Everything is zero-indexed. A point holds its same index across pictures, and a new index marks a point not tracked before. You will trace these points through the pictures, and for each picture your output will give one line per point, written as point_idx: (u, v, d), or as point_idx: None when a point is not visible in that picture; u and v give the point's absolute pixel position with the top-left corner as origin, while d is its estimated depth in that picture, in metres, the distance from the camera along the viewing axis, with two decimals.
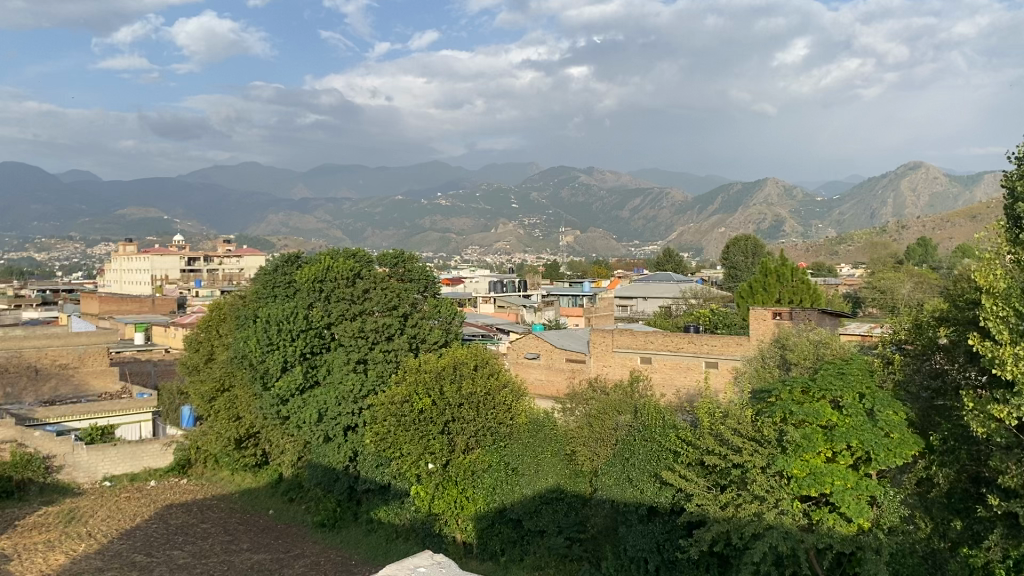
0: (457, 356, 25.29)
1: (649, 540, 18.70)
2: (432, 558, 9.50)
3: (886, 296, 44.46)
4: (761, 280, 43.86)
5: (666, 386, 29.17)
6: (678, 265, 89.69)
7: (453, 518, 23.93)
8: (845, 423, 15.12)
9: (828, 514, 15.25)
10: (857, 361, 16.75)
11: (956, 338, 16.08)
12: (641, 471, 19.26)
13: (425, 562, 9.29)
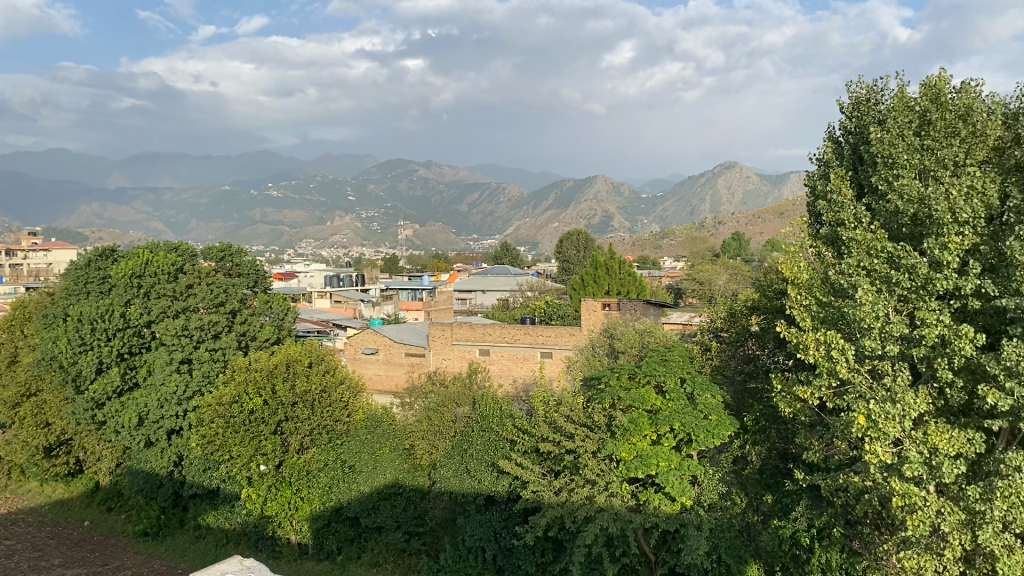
0: (290, 353, 24.56)
1: (487, 529, 19.05)
2: (241, 563, 9.20)
3: (706, 287, 47.20)
4: (591, 273, 45.36)
5: (503, 377, 29.72)
6: (513, 258, 91.19)
7: (287, 519, 23.30)
8: (668, 407, 15.94)
9: (654, 494, 16.16)
10: (678, 348, 17.65)
11: (766, 325, 17.68)
12: (477, 462, 19.46)
13: (233, 568, 8.99)
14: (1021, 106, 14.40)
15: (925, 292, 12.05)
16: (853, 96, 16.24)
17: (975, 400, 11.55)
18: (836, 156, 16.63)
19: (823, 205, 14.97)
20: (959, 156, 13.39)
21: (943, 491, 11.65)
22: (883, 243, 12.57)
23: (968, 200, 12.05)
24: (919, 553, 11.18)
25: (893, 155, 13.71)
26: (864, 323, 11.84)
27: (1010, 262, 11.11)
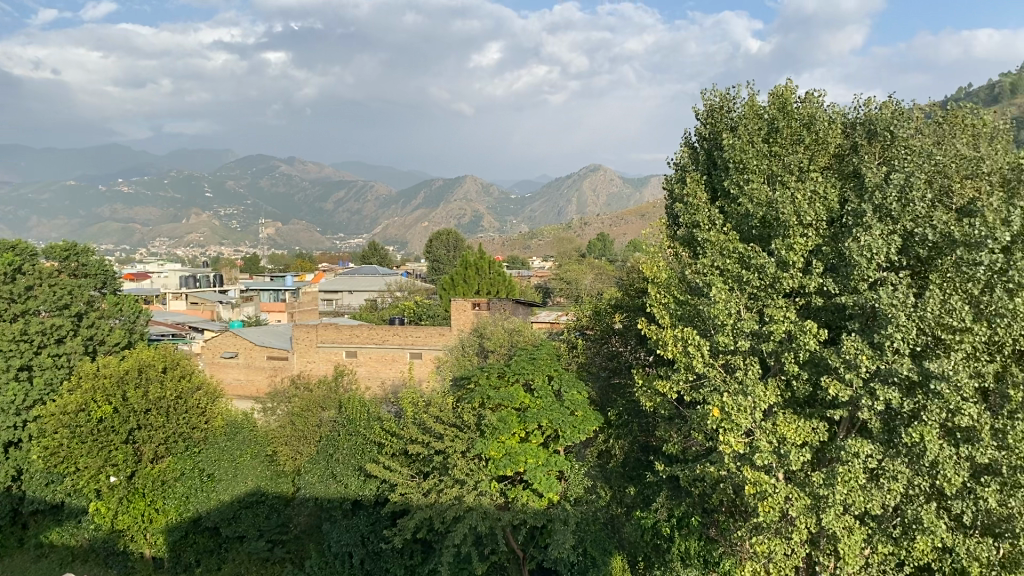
0: (142, 358, 23.31)
1: (354, 534, 18.75)
2: None
3: (573, 286, 48.17)
4: (461, 272, 45.33)
5: (371, 379, 29.31)
6: (382, 258, 90.06)
7: (140, 532, 22.11)
8: (537, 405, 16.10)
9: (522, 491, 16.25)
10: (546, 346, 18.02)
11: (629, 323, 18.30)
12: (344, 466, 19.04)
13: None
14: (858, 117, 15.58)
15: (774, 290, 12.71)
16: (708, 104, 17.02)
17: (818, 391, 12.31)
18: (692, 161, 17.37)
19: (681, 207, 15.60)
20: (803, 161, 14.24)
21: (791, 478, 12.35)
22: (735, 244, 13.19)
23: (811, 204, 12.82)
24: (769, 538, 11.82)
25: (744, 161, 14.38)
26: (718, 320, 12.28)
27: (848, 262, 11.89)
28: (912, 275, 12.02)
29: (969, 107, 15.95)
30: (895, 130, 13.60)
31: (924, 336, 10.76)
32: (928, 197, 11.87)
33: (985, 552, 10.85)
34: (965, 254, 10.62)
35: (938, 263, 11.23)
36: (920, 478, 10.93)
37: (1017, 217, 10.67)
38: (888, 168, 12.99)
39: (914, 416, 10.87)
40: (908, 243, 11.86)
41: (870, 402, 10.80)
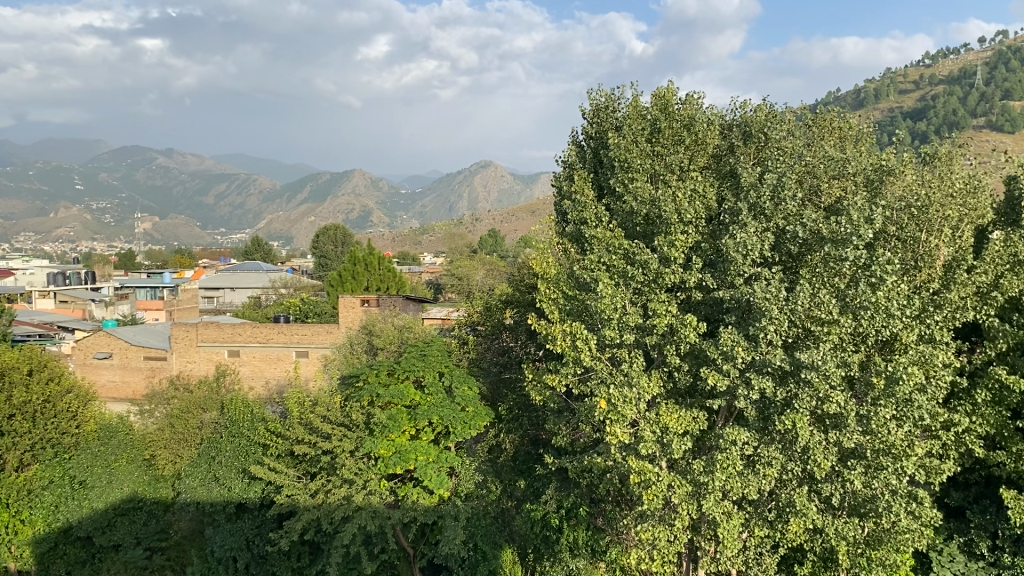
0: (4, 360, 21.73)
1: (238, 538, 18.00)
2: None
3: (464, 282, 48.15)
4: (349, 269, 44.57)
5: (255, 379, 28.50)
6: (267, 254, 87.63)
7: (4, 545, 20.79)
8: (426, 401, 16.11)
9: (412, 488, 16.14)
10: (436, 342, 17.97)
11: (519, 319, 18.70)
12: (227, 469, 18.41)
13: None
14: (735, 118, 16.27)
15: (657, 285, 13.07)
16: (594, 103, 17.33)
17: (699, 382, 12.75)
18: (579, 159, 17.68)
19: (569, 204, 15.88)
20: (684, 161, 14.74)
21: (673, 467, 12.76)
22: (620, 240, 13.51)
23: (691, 202, 13.29)
24: (653, 525, 12.13)
25: (628, 160, 14.73)
26: (605, 314, 12.45)
27: (725, 258, 12.38)
28: (785, 270, 12.62)
29: (836, 111, 16.87)
30: (769, 133, 14.34)
31: (796, 328, 11.33)
32: (798, 196, 12.55)
33: (851, 531, 11.54)
34: (833, 251, 11.24)
35: (808, 259, 11.84)
36: (793, 463, 11.50)
37: (878, 216, 11.37)
38: (762, 168, 13.65)
39: (787, 404, 11.43)
40: (781, 239, 12.46)
41: (746, 391, 11.28)
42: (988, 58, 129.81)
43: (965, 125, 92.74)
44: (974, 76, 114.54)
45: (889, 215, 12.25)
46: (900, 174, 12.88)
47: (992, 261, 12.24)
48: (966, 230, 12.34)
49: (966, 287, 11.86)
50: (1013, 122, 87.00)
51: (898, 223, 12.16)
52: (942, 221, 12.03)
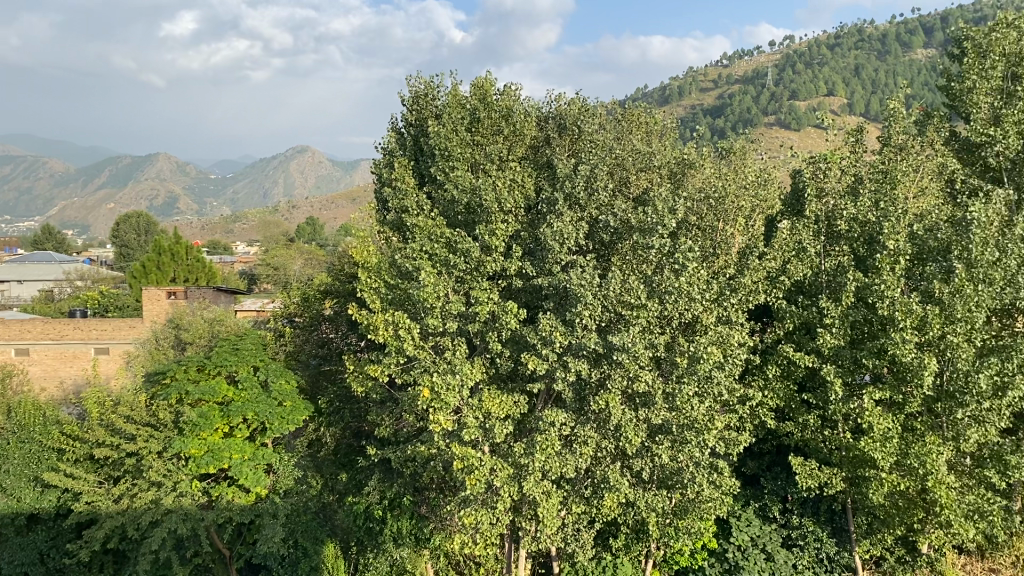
0: None
1: (30, 552, 16.56)
2: None
3: (280, 271, 46.55)
4: (153, 258, 41.93)
5: (47, 379, 26.22)
6: (59, 243, 80.60)
7: None
8: (240, 397, 15.39)
9: (227, 488, 15.36)
10: (251, 334, 17.28)
11: (339, 309, 18.48)
12: (15, 477, 16.84)
13: None
14: (550, 111, 16.70)
15: (478, 273, 13.17)
16: (413, 91, 17.22)
17: (519, 367, 13.01)
18: (399, 146, 17.55)
19: (389, 192, 15.70)
20: (503, 151, 14.99)
21: (494, 451, 12.98)
22: (441, 229, 13.49)
23: (510, 192, 13.59)
24: (476, 509, 12.26)
25: (448, 148, 14.72)
26: (427, 303, 12.36)
27: (543, 246, 12.70)
28: (598, 258, 13.15)
29: (643, 107, 17.75)
30: (582, 126, 14.93)
31: (609, 312, 11.77)
32: (609, 187, 13.15)
33: (659, 503, 12.30)
34: (641, 239, 11.90)
35: (620, 247, 12.41)
36: (607, 440, 12.05)
37: (682, 206, 12.10)
38: (575, 160, 14.16)
39: (601, 385, 11.90)
40: (594, 228, 12.99)
41: (564, 374, 11.59)
42: (775, 61, 141.15)
43: (757, 121, 100.23)
44: (764, 77, 124.07)
45: (691, 205, 13.08)
46: (700, 166, 13.73)
47: (782, 248, 13.23)
48: (758, 220, 13.39)
49: (758, 272, 12.83)
50: (798, 120, 95.08)
51: (699, 213, 13.01)
52: (736, 212, 13.00)
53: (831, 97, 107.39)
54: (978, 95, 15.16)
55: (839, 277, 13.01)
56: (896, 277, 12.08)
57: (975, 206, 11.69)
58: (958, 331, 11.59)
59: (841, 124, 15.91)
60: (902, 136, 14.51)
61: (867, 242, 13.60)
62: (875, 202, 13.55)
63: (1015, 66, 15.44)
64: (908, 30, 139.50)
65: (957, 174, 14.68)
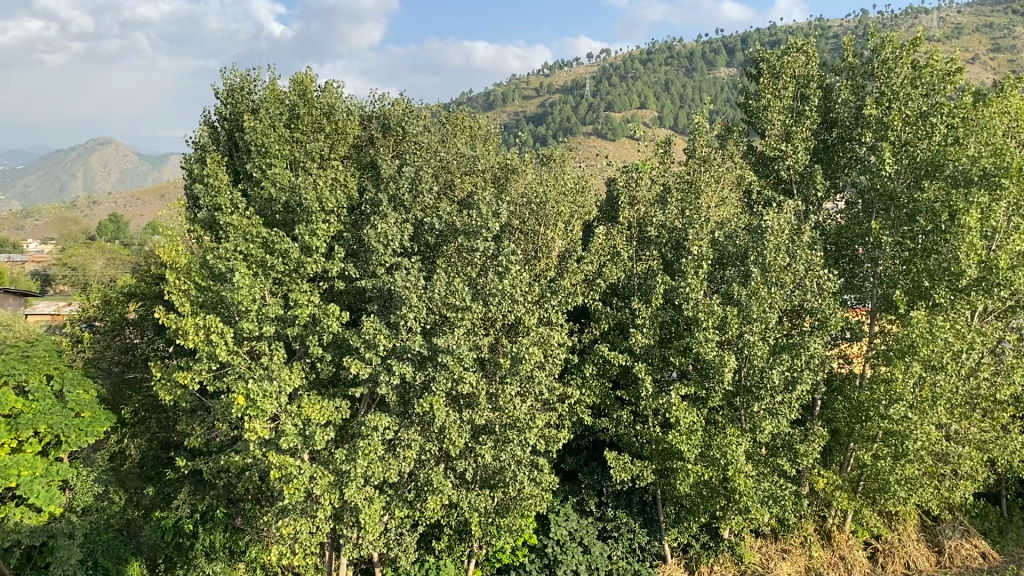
0: None
1: None
2: None
3: (78, 272, 43.11)
4: None
5: None
6: None
7: None
8: (31, 409, 13.96)
9: (13, 509, 13.30)
10: (42, 341, 15.75)
11: (145, 313, 17.40)
12: None
13: None
14: (374, 110, 16.51)
15: (297, 275, 12.72)
16: (227, 83, 16.37)
17: (341, 371, 12.72)
18: (212, 141, 16.67)
19: (200, 188, 14.82)
20: (324, 149, 14.65)
21: (314, 458, 12.61)
22: (257, 229, 12.89)
23: (332, 191, 13.28)
24: (295, 519, 11.86)
25: (265, 144, 14.09)
26: (242, 306, 11.76)
27: (366, 248, 12.47)
28: (423, 260, 13.11)
29: (467, 111, 17.92)
30: (406, 127, 14.93)
31: (433, 315, 11.74)
32: (433, 190, 13.20)
33: (483, 503, 12.47)
34: (465, 242, 11.99)
35: (444, 250, 12.50)
36: (430, 443, 12.00)
37: (504, 210, 12.29)
38: (400, 162, 14.06)
39: (425, 388, 11.82)
40: (418, 230, 12.97)
41: (387, 377, 11.40)
42: (592, 73, 146.85)
43: (577, 129, 103.58)
44: (583, 88, 128.81)
45: (514, 209, 13.33)
46: (522, 171, 13.99)
47: (598, 252, 13.84)
48: (576, 225, 13.86)
49: (576, 275, 13.27)
50: (614, 131, 99.24)
51: (521, 217, 13.29)
52: (556, 217, 13.36)
53: (643, 109, 113.06)
54: (772, 113, 16.46)
55: (650, 280, 13.70)
56: (700, 280, 12.84)
57: (769, 215, 12.68)
58: (754, 330, 12.52)
59: (653, 135, 16.73)
60: (706, 148, 15.47)
61: (675, 247, 14.52)
62: (681, 210, 14.40)
63: (803, 87, 16.83)
64: (711, 50, 149.39)
65: (754, 185, 15.86)
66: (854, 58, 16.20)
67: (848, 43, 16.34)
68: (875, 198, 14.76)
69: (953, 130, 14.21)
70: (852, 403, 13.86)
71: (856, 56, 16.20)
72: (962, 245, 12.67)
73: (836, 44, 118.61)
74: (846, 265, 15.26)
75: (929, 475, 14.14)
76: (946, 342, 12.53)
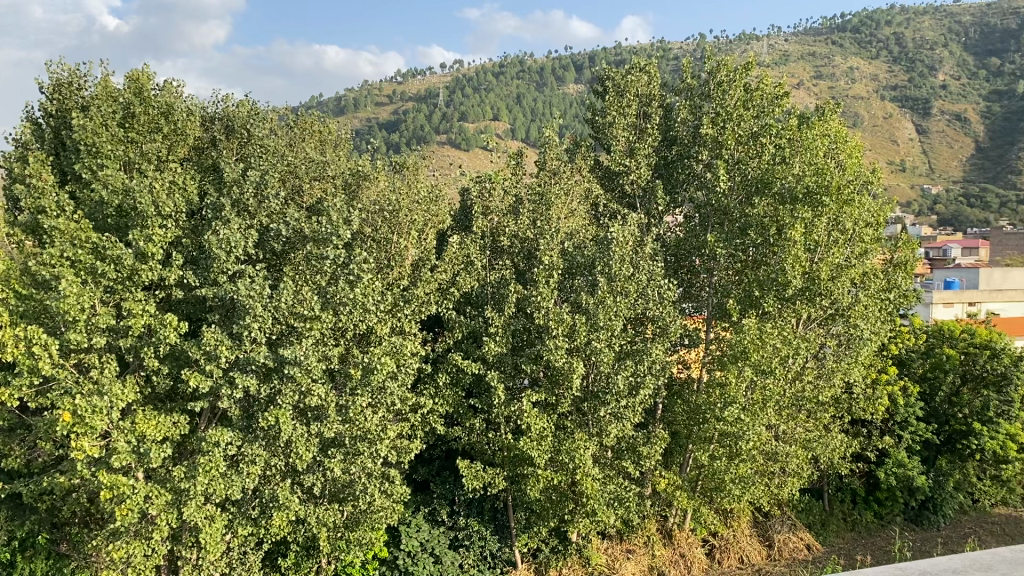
0: None
1: None
2: None
3: None
4: None
5: None
6: None
7: None
8: None
9: None
10: None
11: None
12: None
13: None
14: (216, 112, 15.82)
15: (131, 283, 12.03)
16: (53, 77, 15.18)
17: (179, 385, 12.08)
18: (36, 138, 15.43)
19: (22, 189, 13.66)
20: (163, 151, 13.89)
21: (149, 477, 11.89)
22: (87, 233, 11.96)
23: (170, 194, 12.58)
24: (127, 542, 11.18)
25: (97, 144, 13.08)
26: (69, 317, 10.93)
27: (207, 255, 11.92)
28: (268, 268, 12.75)
29: (315, 116, 17.49)
30: (252, 130, 14.47)
31: (280, 325, 11.39)
32: (279, 196, 12.85)
33: (331, 518, 12.16)
34: (314, 249, 11.75)
35: (291, 257, 12.20)
36: (276, 458, 11.58)
37: (355, 218, 12.14)
38: (245, 165, 13.56)
39: (270, 400, 11.45)
40: (264, 237, 12.59)
41: (229, 391, 10.93)
42: (445, 83, 147.40)
43: (430, 138, 103.41)
44: (436, 98, 129.12)
45: (365, 216, 13.10)
46: (374, 179, 13.79)
47: (451, 261, 13.77)
48: (429, 233, 13.79)
49: (429, 283, 13.32)
50: (467, 141, 100.57)
51: (373, 225, 13.08)
52: (409, 225, 13.24)
53: (496, 121, 114.74)
54: (617, 129, 17.08)
55: (502, 289, 13.86)
56: (551, 289, 13.08)
57: (615, 227, 13.13)
58: (601, 337, 12.90)
59: (504, 147, 16.94)
60: (556, 161, 15.83)
61: (526, 257, 14.82)
62: (532, 220, 14.67)
63: (645, 105, 17.55)
64: (560, 66, 153.47)
65: (601, 198, 16.37)
66: (692, 79, 17.04)
67: (687, 65, 17.15)
68: (712, 213, 15.63)
69: (780, 150, 15.20)
70: (691, 407, 14.49)
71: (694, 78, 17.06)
72: (789, 257, 13.58)
73: (678, 66, 124.35)
74: (685, 275, 15.98)
75: (760, 473, 15.01)
76: (775, 347, 13.35)
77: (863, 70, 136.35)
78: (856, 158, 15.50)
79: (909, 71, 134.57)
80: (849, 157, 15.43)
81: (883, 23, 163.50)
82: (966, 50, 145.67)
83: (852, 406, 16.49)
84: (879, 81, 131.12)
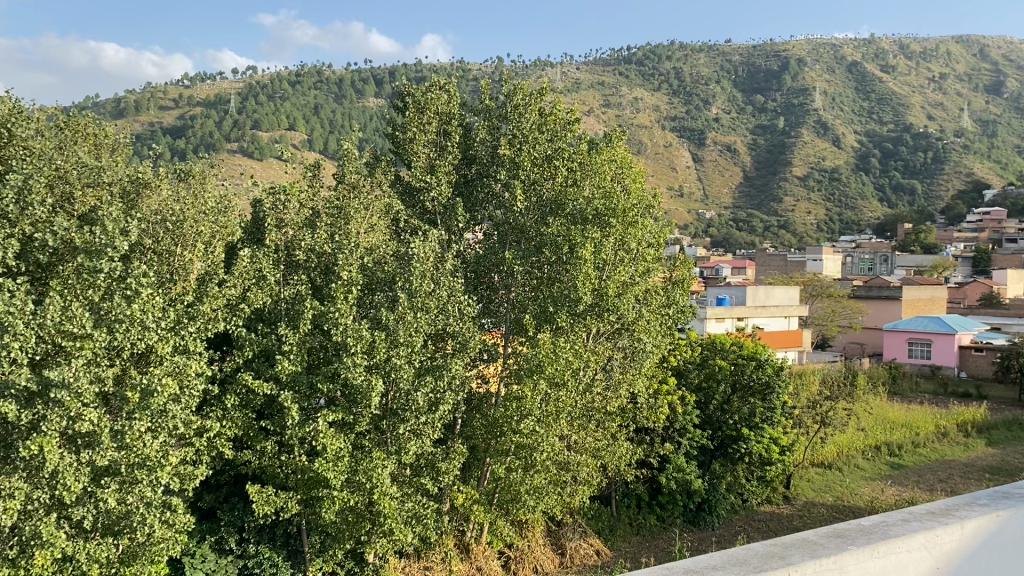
0: None
1: None
2: None
3: None
4: None
5: None
6: None
7: None
8: None
9: None
10: None
11: None
12: None
13: None
14: None
15: None
16: None
17: None
18: None
19: None
20: None
21: None
22: None
23: None
24: None
25: None
26: None
27: None
28: (32, 281, 11.66)
29: (91, 117, 16.19)
30: (14, 129, 13.17)
31: (44, 344, 10.44)
32: (47, 203, 11.80)
33: (104, 553, 11.16)
34: (86, 261, 10.88)
35: (59, 270, 11.24)
36: (39, 491, 10.48)
37: (134, 228, 11.39)
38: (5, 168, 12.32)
39: (33, 427, 10.41)
40: (27, 248, 11.50)
41: None
42: (238, 89, 141.49)
43: (222, 145, 98.66)
44: (228, 104, 123.60)
45: (146, 227, 12.24)
46: (155, 187, 12.96)
47: (241, 276, 13.18)
48: (217, 246, 13.12)
49: (217, 299, 12.61)
50: (262, 150, 97.37)
51: (154, 236, 12.27)
52: (195, 237, 12.58)
53: (292, 131, 111.61)
54: (416, 146, 17.15)
55: (297, 305, 13.45)
56: (349, 305, 12.87)
57: (414, 243, 13.15)
58: (401, 354, 12.86)
59: (299, 158, 16.52)
60: (354, 175, 15.68)
61: (323, 271, 14.35)
62: (331, 235, 14.39)
63: (445, 124, 17.74)
64: (360, 79, 152.17)
65: (401, 214, 16.32)
66: (490, 101, 17.46)
67: (485, 86, 17.49)
68: (509, 231, 16.15)
69: (572, 173, 15.92)
70: (488, 421, 14.75)
71: (492, 99, 17.50)
72: (580, 275, 14.25)
73: (475, 86, 127.11)
74: (484, 292, 16.22)
75: (553, 483, 15.53)
76: (566, 360, 13.92)
77: (647, 101, 145.68)
78: (639, 182, 16.47)
79: (687, 104, 145.46)
80: (633, 181, 16.39)
81: (665, 58, 175.96)
82: (736, 86, 159.71)
83: (637, 415, 17.44)
84: (661, 111, 140.63)
